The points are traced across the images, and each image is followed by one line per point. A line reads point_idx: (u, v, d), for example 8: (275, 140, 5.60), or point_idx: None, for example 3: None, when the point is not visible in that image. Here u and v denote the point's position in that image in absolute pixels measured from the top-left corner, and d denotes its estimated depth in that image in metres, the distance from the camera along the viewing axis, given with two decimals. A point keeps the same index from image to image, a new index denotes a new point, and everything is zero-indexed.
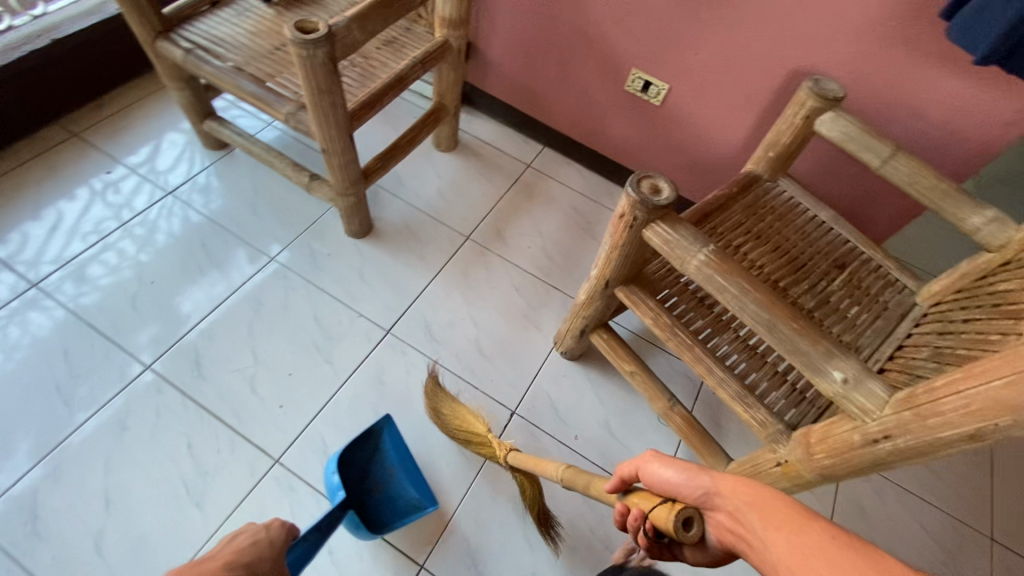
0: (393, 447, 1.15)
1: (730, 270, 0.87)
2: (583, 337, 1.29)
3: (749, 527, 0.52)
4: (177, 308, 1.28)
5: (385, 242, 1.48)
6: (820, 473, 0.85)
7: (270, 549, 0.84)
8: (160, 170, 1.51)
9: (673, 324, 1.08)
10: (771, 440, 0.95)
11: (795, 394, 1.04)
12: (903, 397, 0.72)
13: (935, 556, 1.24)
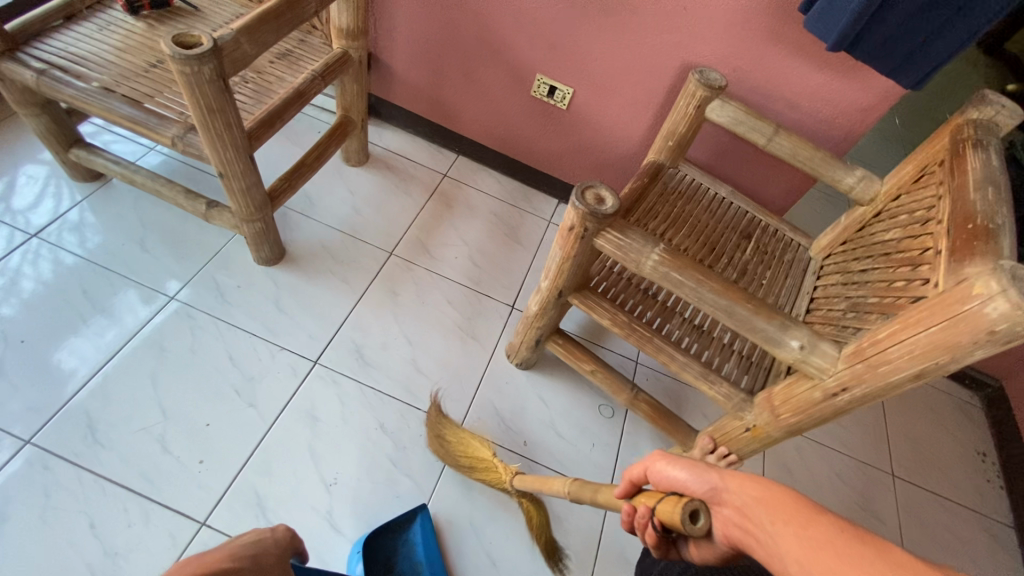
0: (423, 542, 1.05)
1: (684, 265, 0.92)
2: (539, 347, 1.28)
3: (757, 520, 0.53)
4: (56, 367, 1.11)
5: (299, 267, 1.38)
6: (786, 430, 0.94)
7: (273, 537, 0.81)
8: (17, 210, 1.31)
9: (632, 321, 1.12)
10: (735, 408, 1.03)
11: (744, 359, 1.12)
12: (852, 351, 0.81)
13: (853, 500, 1.36)
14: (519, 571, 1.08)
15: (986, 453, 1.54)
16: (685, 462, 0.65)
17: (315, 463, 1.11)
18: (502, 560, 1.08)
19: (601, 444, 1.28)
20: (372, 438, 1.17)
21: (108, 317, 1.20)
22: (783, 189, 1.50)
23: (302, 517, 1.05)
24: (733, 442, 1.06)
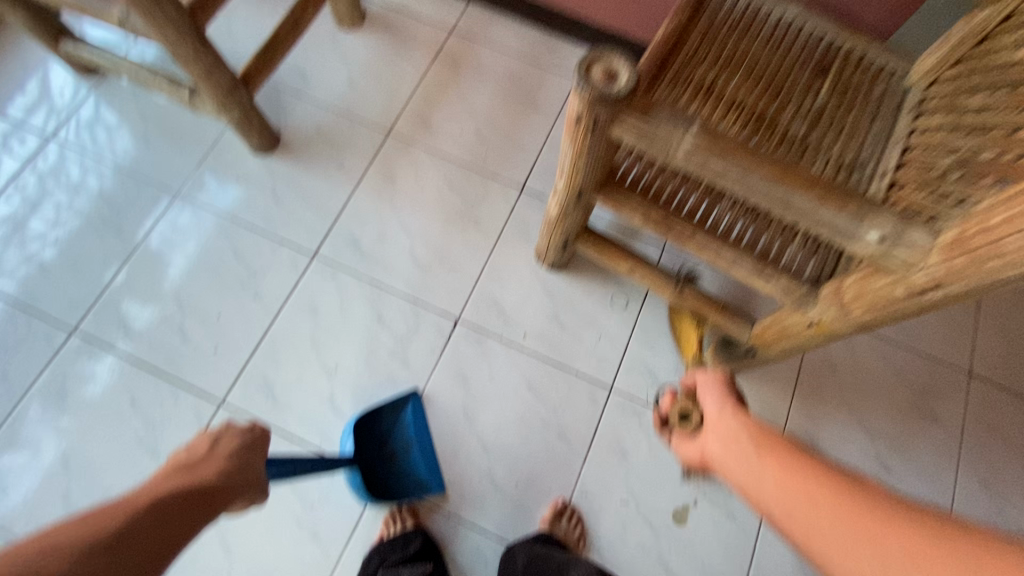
0: (414, 421, 1.11)
1: (727, 148, 0.66)
2: (568, 249, 1.11)
3: (744, 448, 0.67)
4: (89, 264, 1.21)
5: (294, 154, 1.32)
6: (859, 326, 0.77)
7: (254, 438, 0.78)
8: (64, 109, 1.36)
9: (670, 215, 0.87)
10: (797, 304, 0.83)
11: (809, 239, 0.86)
12: (951, 239, 0.60)
13: (907, 399, 1.19)
14: (509, 456, 1.10)
15: None
16: (723, 390, 0.79)
17: (317, 351, 1.16)
18: (493, 445, 1.11)
19: (609, 336, 1.18)
20: (372, 330, 1.18)
21: (125, 216, 1.26)
22: (884, 7, 1.10)
23: (306, 400, 1.13)
24: (793, 335, 0.89)
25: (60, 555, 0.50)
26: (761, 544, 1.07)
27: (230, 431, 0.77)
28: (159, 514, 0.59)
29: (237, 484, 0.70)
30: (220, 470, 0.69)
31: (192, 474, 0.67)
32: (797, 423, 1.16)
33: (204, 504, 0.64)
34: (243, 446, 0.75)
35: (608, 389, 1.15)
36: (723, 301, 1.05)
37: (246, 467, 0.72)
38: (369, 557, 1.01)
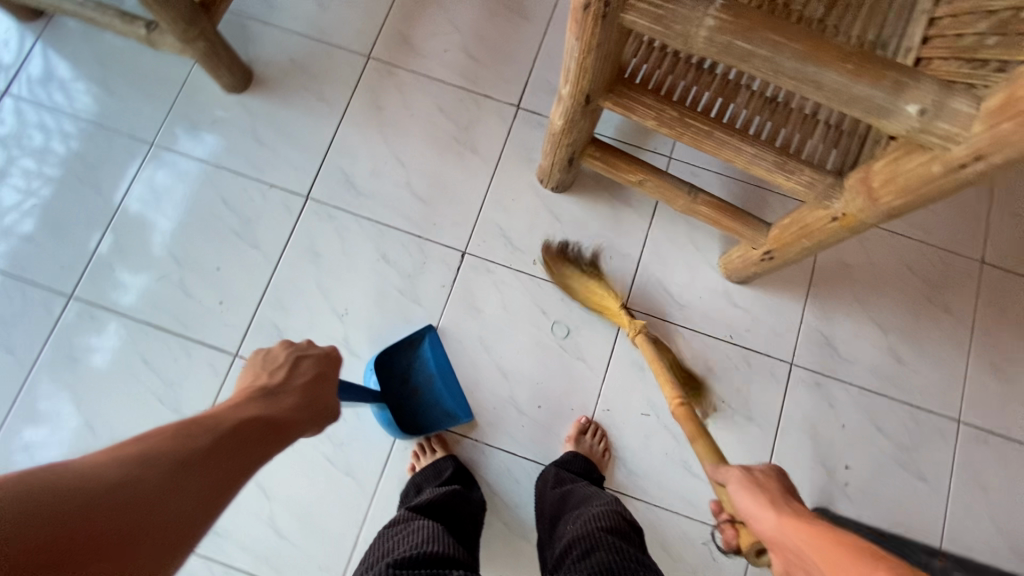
0: (433, 356, 1.11)
1: (752, 24, 0.60)
2: (574, 166, 1.06)
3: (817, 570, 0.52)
4: (72, 227, 1.15)
5: (270, 90, 1.22)
6: (887, 214, 0.76)
7: (331, 365, 0.82)
8: (9, 66, 1.23)
9: (685, 114, 0.81)
10: (821, 197, 0.81)
11: (831, 126, 0.83)
12: (998, 105, 0.56)
13: (919, 291, 1.19)
14: (529, 381, 1.11)
15: None
16: (757, 480, 0.67)
17: (325, 296, 1.13)
18: (513, 371, 1.12)
19: (621, 255, 1.16)
20: (377, 269, 1.15)
21: (102, 173, 1.18)
22: None
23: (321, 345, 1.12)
24: (814, 233, 0.88)
25: (147, 467, 0.54)
26: (779, 441, 1.10)
27: (312, 354, 0.81)
28: (238, 440, 0.63)
29: (307, 419, 0.74)
30: (297, 401, 0.74)
31: (272, 400, 0.72)
32: (812, 325, 1.15)
33: (278, 433, 0.68)
34: (320, 374, 0.79)
35: (623, 308, 1.14)
36: (737, 206, 1.02)
37: (320, 397, 0.77)
38: (405, 488, 1.04)
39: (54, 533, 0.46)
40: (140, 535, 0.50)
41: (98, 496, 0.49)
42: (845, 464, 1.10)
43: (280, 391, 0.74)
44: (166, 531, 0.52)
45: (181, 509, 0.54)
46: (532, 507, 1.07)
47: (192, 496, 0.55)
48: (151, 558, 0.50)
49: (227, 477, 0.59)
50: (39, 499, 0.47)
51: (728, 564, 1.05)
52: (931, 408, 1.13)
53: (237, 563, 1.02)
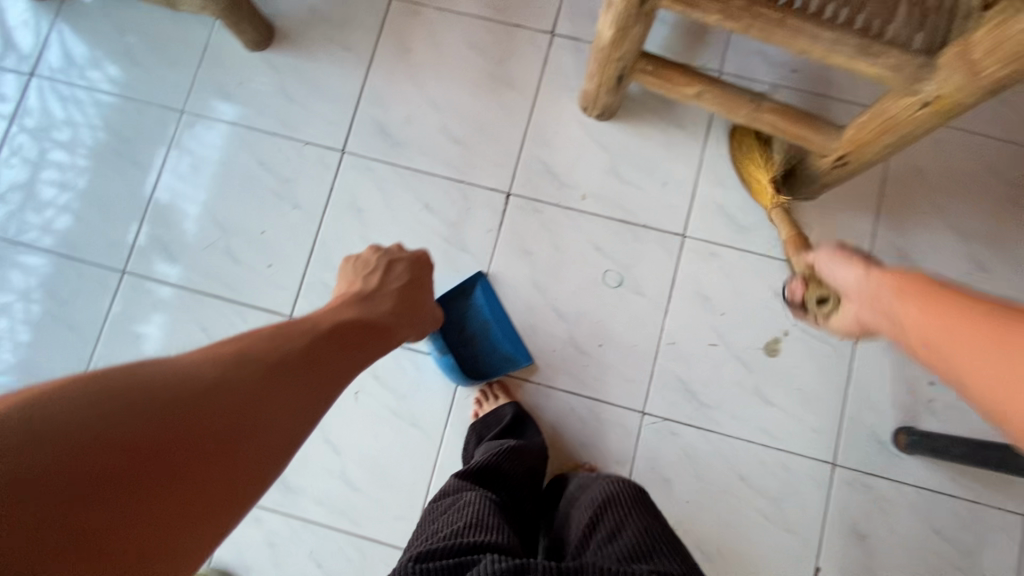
0: (487, 303, 1.08)
1: None
2: (623, 85, 1.00)
3: (886, 296, 0.55)
4: (116, 204, 1.15)
5: (294, 44, 1.18)
6: (989, 89, 0.70)
7: (421, 269, 0.88)
8: (30, 53, 1.21)
9: (755, 3, 0.73)
10: (909, 82, 0.74)
11: (915, 2, 0.71)
12: None
13: (1004, 193, 1.09)
14: (588, 320, 1.08)
15: None
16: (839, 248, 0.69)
17: None
18: (570, 311, 1.08)
19: (674, 182, 1.10)
20: (421, 218, 1.12)
21: (139, 146, 1.17)
22: None
23: None
24: (898, 126, 0.82)
25: (266, 354, 0.59)
26: (856, 361, 1.05)
27: (403, 257, 0.87)
28: (332, 340, 0.66)
29: (396, 323, 0.79)
30: (383, 309, 0.78)
31: (369, 303, 0.78)
32: (885, 238, 1.08)
33: (378, 330, 0.74)
34: (415, 280, 0.86)
35: (681, 236, 1.09)
36: (805, 111, 0.95)
37: (414, 297, 0.83)
38: (469, 435, 1.03)
39: (182, 410, 0.51)
40: (254, 418, 0.54)
41: (216, 383, 0.54)
42: (929, 381, 1.04)
43: (367, 299, 0.78)
44: (274, 418, 0.56)
45: (288, 397, 0.58)
46: (602, 445, 1.05)
47: (296, 387, 0.59)
48: (268, 437, 0.55)
49: (328, 370, 0.63)
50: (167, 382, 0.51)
51: (809, 489, 1.02)
52: None
53: (315, 517, 1.04)
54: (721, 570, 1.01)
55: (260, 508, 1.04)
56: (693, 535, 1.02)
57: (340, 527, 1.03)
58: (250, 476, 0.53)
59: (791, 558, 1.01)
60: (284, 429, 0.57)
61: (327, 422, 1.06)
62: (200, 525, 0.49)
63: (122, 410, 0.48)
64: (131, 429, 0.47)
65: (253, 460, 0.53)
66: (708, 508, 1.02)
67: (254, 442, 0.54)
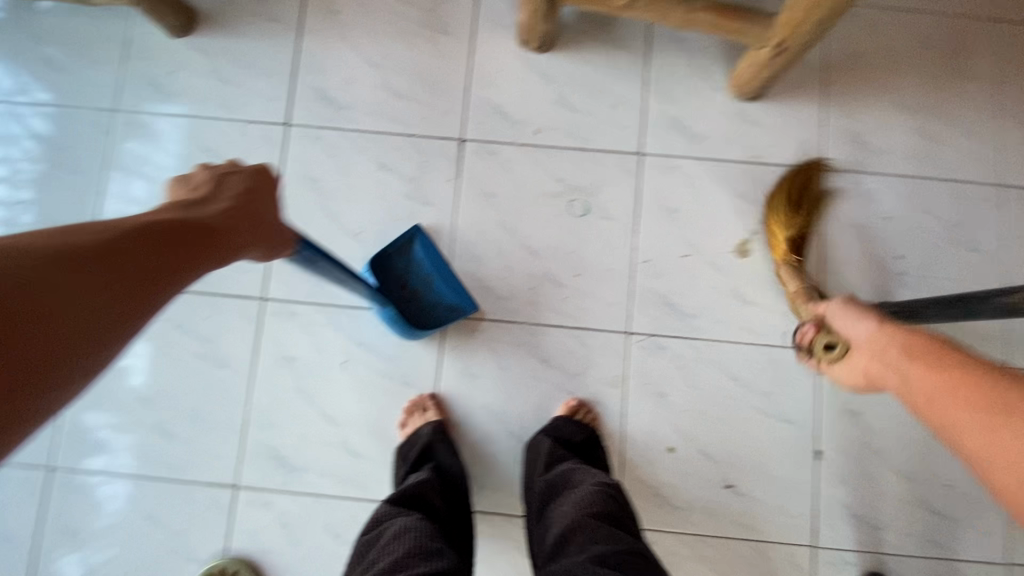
0: (430, 257, 1.06)
1: None
2: (555, 10, 1.00)
3: (895, 361, 0.64)
4: (65, 216, 1.12)
5: (219, 24, 1.15)
6: None
7: (263, 185, 0.73)
8: None
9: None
10: None
11: None
12: None
13: (940, 61, 1.11)
14: (561, 251, 1.08)
15: None
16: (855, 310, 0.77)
17: (334, 218, 1.10)
18: (542, 246, 1.08)
19: (623, 102, 1.10)
20: (379, 179, 1.10)
21: (78, 153, 1.14)
22: None
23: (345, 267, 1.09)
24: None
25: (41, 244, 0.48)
26: (825, 247, 1.07)
27: (238, 170, 0.72)
28: (145, 239, 0.56)
29: (233, 231, 0.66)
30: (224, 208, 0.67)
31: (195, 210, 0.65)
32: (835, 124, 1.10)
33: (204, 236, 0.62)
34: (250, 193, 0.71)
35: (639, 155, 1.09)
36: (737, 6, 0.96)
37: (254, 210, 0.70)
38: (395, 459, 1.01)
39: None
40: (58, 312, 0.46)
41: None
42: (898, 255, 1.07)
43: (205, 201, 0.67)
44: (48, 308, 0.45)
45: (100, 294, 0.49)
46: (596, 372, 1.05)
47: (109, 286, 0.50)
48: (78, 337, 0.47)
49: (149, 271, 0.54)
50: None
51: (800, 375, 1.05)
52: (974, 178, 1.09)
53: (323, 491, 1.03)
54: (729, 470, 1.03)
55: (268, 492, 1.03)
56: (697, 441, 1.04)
57: (352, 496, 1.03)
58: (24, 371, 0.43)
59: (794, 447, 1.03)
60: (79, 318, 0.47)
61: (319, 395, 1.05)
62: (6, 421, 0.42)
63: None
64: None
65: (62, 356, 0.45)
66: (707, 414, 1.04)
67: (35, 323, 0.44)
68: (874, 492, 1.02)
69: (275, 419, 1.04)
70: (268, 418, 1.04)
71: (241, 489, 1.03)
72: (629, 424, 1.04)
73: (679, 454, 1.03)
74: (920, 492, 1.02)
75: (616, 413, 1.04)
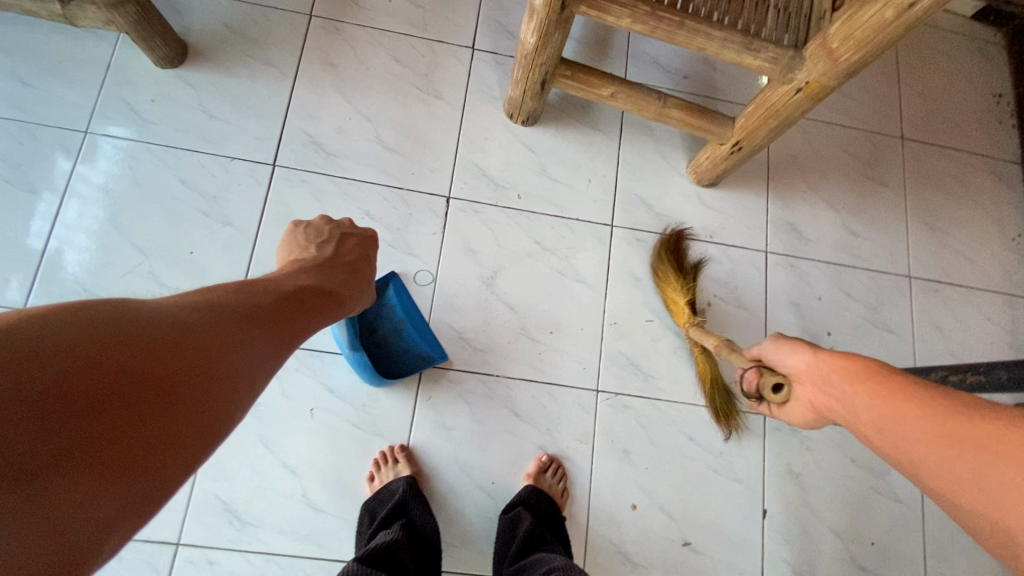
0: (400, 302, 1.08)
1: None
2: (546, 92, 1.10)
3: (834, 388, 0.59)
4: (10, 235, 1.04)
5: (211, 60, 1.15)
6: (845, 73, 0.87)
7: (369, 248, 0.91)
8: None
9: (657, 8, 0.85)
10: (785, 71, 0.90)
11: (780, 12, 0.89)
12: None
13: (858, 170, 1.32)
14: (537, 310, 1.13)
15: (1002, 95, 1.43)
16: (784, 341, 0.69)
17: None
18: (519, 303, 1.13)
19: (598, 177, 1.21)
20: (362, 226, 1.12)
21: (33, 172, 1.07)
22: None
23: None
24: (781, 111, 0.98)
25: (226, 306, 0.60)
26: (769, 321, 1.20)
27: (352, 235, 0.89)
28: (291, 302, 0.68)
29: (345, 294, 0.80)
30: (340, 273, 0.81)
31: (318, 273, 0.78)
32: (776, 213, 1.26)
33: (327, 296, 0.75)
34: (363, 257, 0.88)
35: (610, 226, 1.19)
36: (703, 107, 1.11)
37: (362, 268, 0.87)
38: (361, 516, 0.98)
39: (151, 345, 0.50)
40: (230, 355, 0.56)
41: (178, 330, 0.53)
42: (827, 331, 1.22)
43: (324, 264, 0.81)
44: (237, 363, 0.56)
45: (250, 352, 0.58)
46: (564, 429, 1.08)
47: (256, 344, 0.59)
48: (229, 389, 0.54)
49: (282, 331, 0.64)
50: (130, 324, 0.50)
51: (749, 438, 1.14)
52: (886, 270, 1.27)
53: (277, 549, 0.96)
54: (686, 528, 1.08)
55: (214, 550, 0.95)
56: (658, 499, 1.08)
57: (308, 554, 0.97)
58: (211, 418, 0.52)
59: (742, 505, 1.11)
60: (250, 370, 0.57)
61: (281, 443, 1.00)
62: (168, 465, 0.48)
63: (83, 342, 0.46)
64: (97, 369, 0.46)
65: (213, 410, 0.52)
66: (666, 473, 1.10)
67: (225, 373, 0.54)
68: (814, 550, 1.10)
69: (231, 468, 0.98)
70: (223, 467, 0.98)
71: (183, 547, 0.94)
72: (595, 480, 1.07)
73: (641, 512, 1.07)
74: (852, 550, 1.11)
75: (584, 468, 1.08)
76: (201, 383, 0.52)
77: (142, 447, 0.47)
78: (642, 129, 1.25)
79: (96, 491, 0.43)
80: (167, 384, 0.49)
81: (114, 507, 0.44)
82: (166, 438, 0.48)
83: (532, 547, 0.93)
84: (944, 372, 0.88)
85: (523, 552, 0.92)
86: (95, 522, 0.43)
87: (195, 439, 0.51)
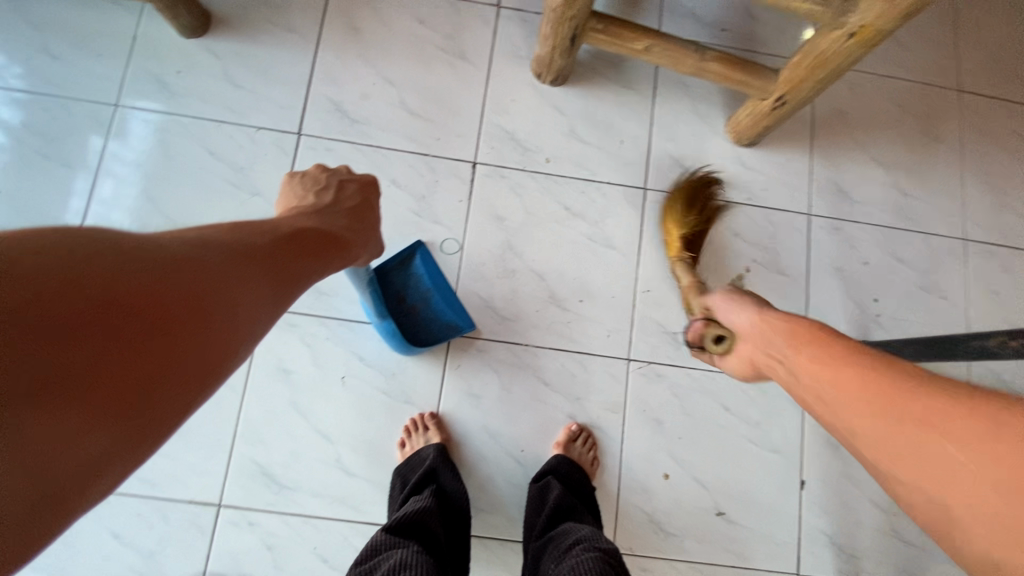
0: (428, 271, 1.07)
1: None
2: (575, 49, 1.05)
3: (780, 349, 0.59)
4: (51, 210, 1.07)
5: (234, 29, 1.14)
6: (905, 14, 0.80)
7: (375, 197, 0.90)
8: None
9: None
10: (836, 15, 0.83)
11: None
12: None
13: (911, 124, 1.23)
14: (566, 277, 1.10)
15: None
16: (737, 296, 0.71)
17: None
18: (548, 271, 1.10)
19: (630, 139, 1.16)
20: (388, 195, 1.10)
21: (68, 146, 1.09)
22: None
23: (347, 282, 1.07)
24: (829, 59, 0.91)
25: (223, 244, 0.56)
26: (810, 287, 1.15)
27: (353, 179, 0.88)
28: (290, 246, 0.65)
29: (348, 241, 0.78)
30: (340, 217, 0.80)
31: (317, 218, 0.77)
32: (821, 174, 1.19)
33: (327, 242, 0.73)
34: (368, 204, 0.87)
35: (643, 190, 1.14)
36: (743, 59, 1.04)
37: (368, 214, 0.86)
38: (392, 482, 0.99)
39: (148, 273, 0.46)
40: (232, 291, 0.52)
41: (174, 261, 0.49)
42: (874, 297, 1.15)
43: (324, 211, 0.80)
44: (238, 300, 0.53)
45: (250, 290, 0.55)
46: (594, 401, 1.06)
47: (256, 284, 0.56)
48: (230, 327, 0.51)
49: (282, 274, 0.61)
50: (126, 250, 0.46)
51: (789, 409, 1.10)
52: (939, 232, 1.19)
53: (313, 512, 0.99)
54: (720, 498, 1.06)
55: (253, 512, 0.98)
56: (691, 470, 1.06)
57: (343, 517, 0.99)
58: (210, 356, 0.49)
59: (780, 476, 1.07)
60: (249, 309, 0.54)
61: (314, 410, 1.02)
62: (161, 406, 0.45)
63: (73, 264, 0.42)
64: (89, 293, 0.42)
65: (210, 349, 0.49)
66: (700, 443, 1.07)
67: (225, 309, 0.51)
68: (855, 522, 1.07)
69: (267, 433, 1.00)
70: (259, 432, 1.00)
71: (224, 508, 0.97)
72: (626, 449, 1.06)
73: (673, 482, 1.06)
74: (896, 523, 1.07)
75: (615, 437, 1.06)
76: (200, 317, 0.48)
77: (132, 385, 0.43)
78: (677, 87, 1.18)
79: (80, 429, 0.40)
80: (165, 315, 0.46)
81: (103, 443, 0.41)
82: (158, 374, 0.44)
83: (561, 517, 0.92)
84: (1003, 338, 0.82)
85: (551, 522, 0.92)
86: (84, 456, 0.40)
87: (192, 377, 0.47)
